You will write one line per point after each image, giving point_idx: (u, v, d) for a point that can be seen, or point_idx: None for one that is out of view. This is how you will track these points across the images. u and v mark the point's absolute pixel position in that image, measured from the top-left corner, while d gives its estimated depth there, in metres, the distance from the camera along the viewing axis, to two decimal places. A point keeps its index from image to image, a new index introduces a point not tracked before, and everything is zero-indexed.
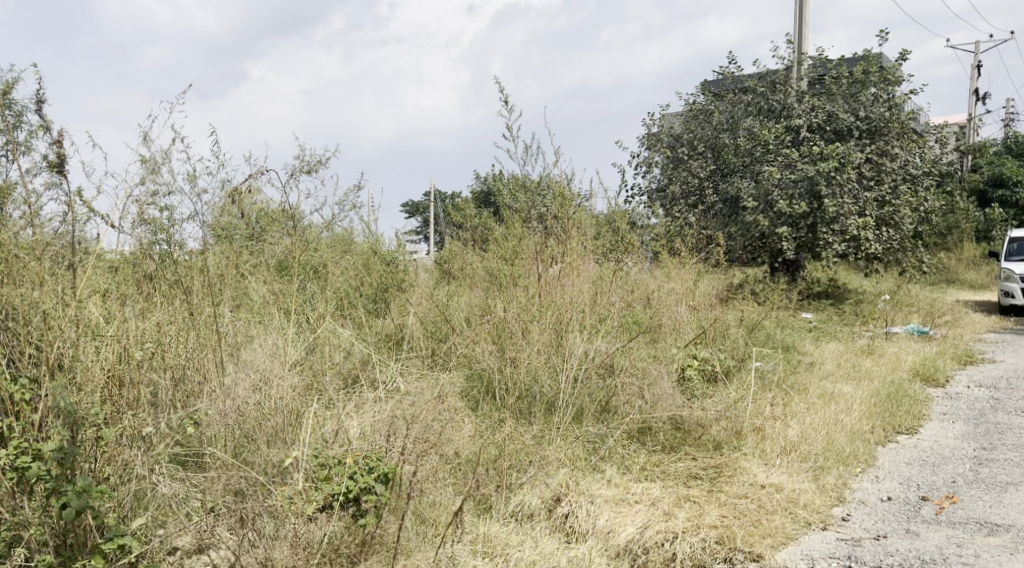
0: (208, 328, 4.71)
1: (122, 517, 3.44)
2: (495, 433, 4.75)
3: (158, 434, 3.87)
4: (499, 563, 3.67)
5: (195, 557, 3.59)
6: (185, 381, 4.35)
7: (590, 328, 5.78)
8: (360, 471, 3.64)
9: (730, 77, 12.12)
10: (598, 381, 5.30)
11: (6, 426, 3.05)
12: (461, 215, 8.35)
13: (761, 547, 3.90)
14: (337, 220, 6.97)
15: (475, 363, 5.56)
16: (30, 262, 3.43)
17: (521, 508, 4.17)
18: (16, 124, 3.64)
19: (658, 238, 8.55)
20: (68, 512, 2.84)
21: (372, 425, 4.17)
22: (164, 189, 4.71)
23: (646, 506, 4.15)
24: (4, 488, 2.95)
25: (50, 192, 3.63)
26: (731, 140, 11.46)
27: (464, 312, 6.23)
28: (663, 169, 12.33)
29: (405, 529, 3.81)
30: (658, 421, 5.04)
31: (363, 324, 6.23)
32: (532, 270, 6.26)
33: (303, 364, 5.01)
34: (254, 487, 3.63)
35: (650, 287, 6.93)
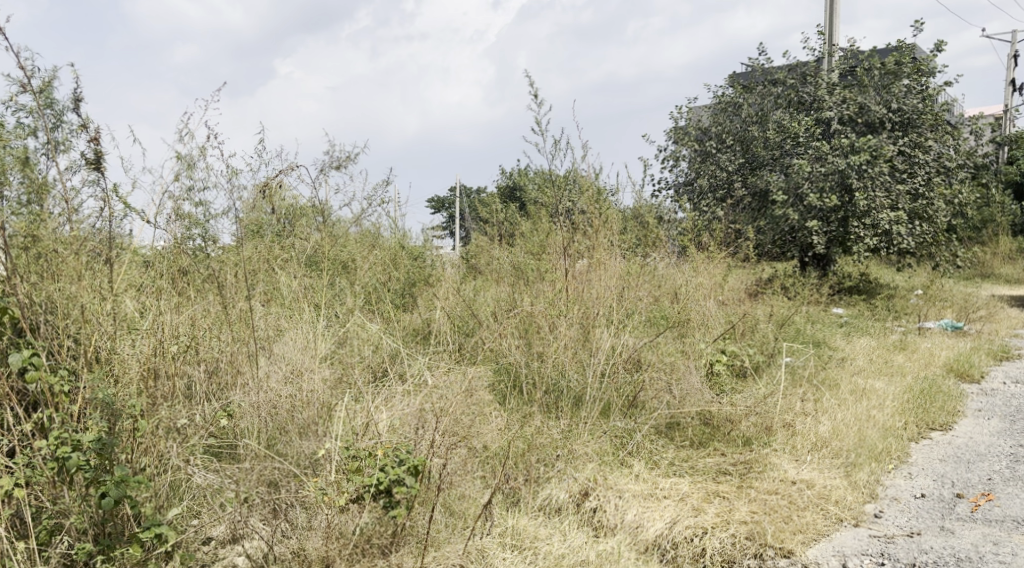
0: (240, 323, 4.78)
1: (158, 507, 3.49)
2: (523, 427, 4.77)
3: (192, 426, 3.94)
4: (528, 556, 3.70)
5: (228, 547, 3.67)
6: (218, 374, 4.44)
7: (617, 323, 5.81)
8: (391, 464, 3.61)
9: (760, 70, 12.01)
10: (625, 376, 5.28)
11: (46, 417, 3.13)
12: (487, 211, 8.38)
13: (792, 543, 3.88)
14: (366, 216, 6.98)
15: (502, 357, 5.58)
16: (68, 257, 3.50)
17: (549, 502, 4.20)
18: (55, 123, 3.68)
19: (685, 232, 8.51)
20: (107, 502, 2.91)
21: (401, 418, 4.21)
22: (199, 185, 4.77)
23: (674, 501, 4.14)
24: (46, 479, 3.05)
25: (87, 188, 3.68)
26: (761, 133, 11.33)
27: (490, 306, 6.28)
28: (691, 163, 12.26)
29: (436, 521, 3.85)
30: (687, 416, 5.01)
31: (391, 318, 6.27)
32: (559, 264, 6.24)
33: (333, 359, 5.06)
34: (288, 478, 3.77)
35: (678, 282, 6.91)
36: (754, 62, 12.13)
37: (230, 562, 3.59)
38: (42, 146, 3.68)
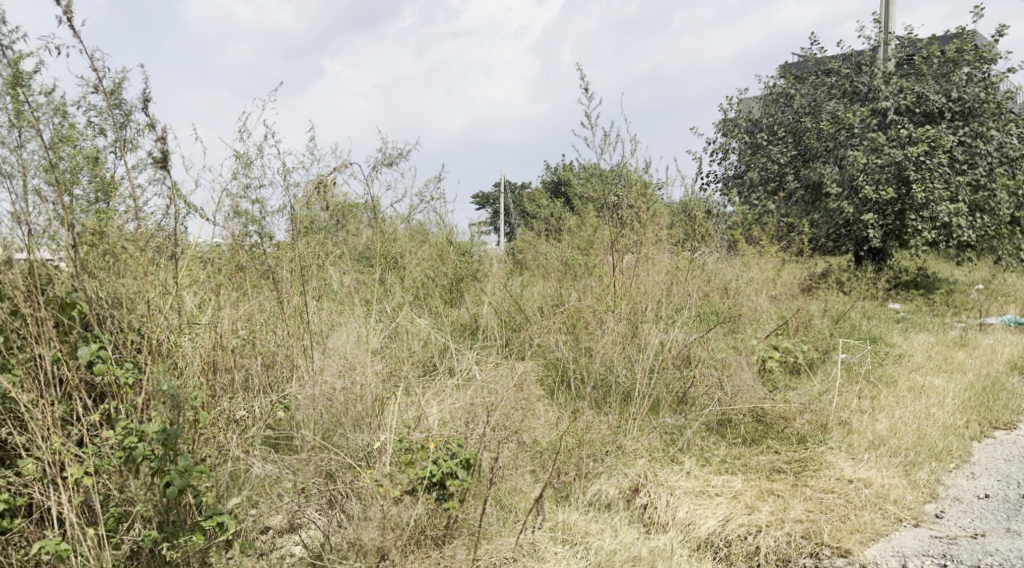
0: (296, 318, 4.89)
1: (219, 497, 3.59)
2: (573, 423, 4.77)
3: (251, 417, 4.04)
4: (579, 550, 3.72)
5: (287, 536, 3.78)
6: (275, 367, 4.56)
7: (666, 318, 5.76)
8: (443, 457, 3.68)
9: (813, 59, 11.77)
10: (675, 371, 5.24)
11: (113, 408, 3.25)
12: (534, 207, 8.40)
13: (849, 543, 3.81)
14: (415, 212, 7.03)
15: (551, 352, 5.59)
16: (135, 254, 3.63)
17: (599, 497, 4.20)
18: (123, 123, 3.80)
19: (735, 226, 8.40)
20: (172, 490, 3.01)
21: (452, 413, 4.25)
22: (256, 183, 4.86)
23: (727, 499, 4.10)
24: (113, 468, 3.17)
25: (153, 187, 3.79)
26: (814, 124, 11.01)
27: (537, 302, 6.29)
28: (741, 156, 12.10)
29: (488, 514, 3.89)
30: (739, 413, 4.91)
31: (440, 313, 6.31)
32: (607, 259, 6.21)
33: (384, 353, 5.13)
34: (344, 468, 3.88)
35: (728, 277, 6.84)
36: (807, 52, 11.88)
37: (288, 551, 3.71)
38: (111, 145, 3.80)
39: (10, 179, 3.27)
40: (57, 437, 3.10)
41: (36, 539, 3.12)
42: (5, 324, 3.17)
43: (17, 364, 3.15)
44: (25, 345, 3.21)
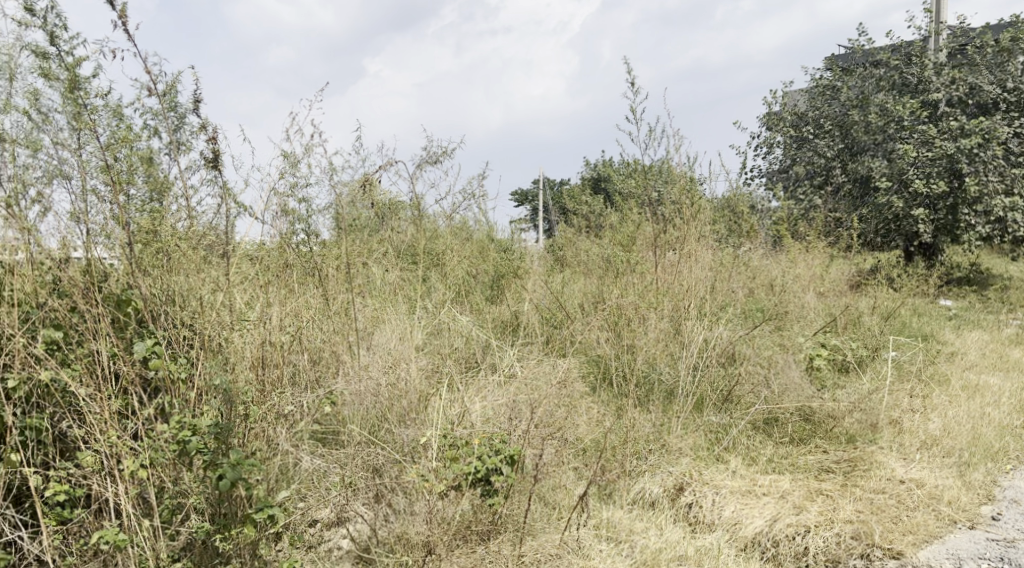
0: (341, 315, 4.96)
1: (270, 490, 3.66)
2: (617, 420, 4.75)
3: (299, 412, 4.11)
4: (624, 549, 3.70)
5: (333, 530, 3.81)
6: (321, 363, 4.63)
7: (710, 315, 5.71)
8: (487, 453, 3.77)
9: (860, 51, 11.54)
10: (718, 369, 5.19)
11: (167, 403, 3.33)
12: (575, 204, 8.38)
13: (901, 544, 3.74)
14: (458, 209, 7.06)
15: (592, 350, 5.57)
16: (187, 252, 3.72)
17: (642, 496, 4.17)
18: (177, 125, 3.89)
19: (780, 221, 8.28)
20: (225, 483, 3.05)
21: (495, 409, 4.32)
22: (303, 182, 4.93)
23: (775, 499, 4.04)
24: (168, 461, 3.22)
25: (205, 187, 3.87)
26: (860, 117, 10.71)
27: (578, 299, 6.29)
28: (786, 150, 11.89)
29: (532, 511, 3.90)
30: (785, 412, 4.86)
31: (481, 310, 6.32)
32: (649, 257, 6.18)
33: (427, 350, 5.16)
34: (391, 464, 3.98)
35: (773, 275, 6.81)
36: (854, 44, 11.65)
37: (336, 544, 3.76)
38: (165, 146, 3.89)
39: (70, 181, 3.40)
40: (114, 430, 3.18)
41: (95, 529, 3.22)
42: (64, 319, 3.26)
43: (76, 359, 3.24)
44: (83, 340, 3.30)
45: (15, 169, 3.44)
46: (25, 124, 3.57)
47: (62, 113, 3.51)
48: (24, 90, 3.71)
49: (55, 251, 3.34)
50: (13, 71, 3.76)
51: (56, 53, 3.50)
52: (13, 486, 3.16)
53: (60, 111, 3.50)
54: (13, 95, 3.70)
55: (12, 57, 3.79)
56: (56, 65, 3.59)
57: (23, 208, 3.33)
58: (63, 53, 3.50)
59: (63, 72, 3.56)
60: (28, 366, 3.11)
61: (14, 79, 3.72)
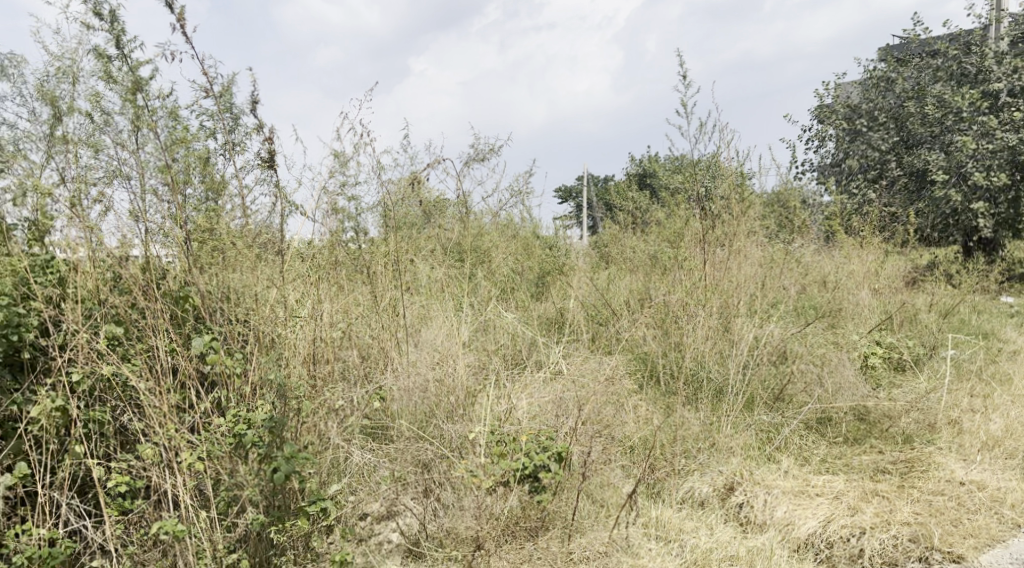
0: (388, 311, 5.03)
1: (322, 483, 3.73)
2: (665, 418, 4.71)
3: (349, 407, 4.17)
4: (674, 547, 3.67)
5: (383, 523, 3.87)
6: (370, 358, 4.71)
7: (762, 312, 5.72)
8: (535, 450, 3.82)
9: (916, 41, 11.22)
10: (769, 368, 5.11)
11: (224, 397, 3.41)
12: (620, 200, 8.34)
13: (962, 548, 3.64)
14: (504, 207, 7.09)
15: (639, 347, 5.53)
16: (243, 250, 3.81)
17: (691, 495, 4.13)
18: (233, 126, 3.99)
19: (832, 216, 8.11)
20: (279, 475, 3.11)
21: (541, 407, 4.32)
22: (352, 181, 5.01)
23: (829, 500, 3.97)
24: (225, 453, 3.27)
25: (259, 187, 3.96)
26: (917, 108, 10.52)
27: (624, 296, 6.26)
28: (839, 143, 11.65)
29: (580, 509, 3.89)
30: (839, 411, 4.78)
31: (527, 307, 6.30)
32: (696, 253, 6.07)
33: (473, 346, 5.18)
34: (440, 459, 4.00)
35: (826, 270, 6.83)
36: (910, 34, 11.33)
37: (386, 537, 3.80)
38: (221, 147, 3.99)
39: (129, 181, 3.51)
40: (172, 423, 3.27)
41: (154, 519, 3.30)
42: (125, 316, 3.36)
43: (137, 354, 3.34)
44: (143, 335, 3.39)
45: (78, 170, 3.56)
46: (88, 126, 3.70)
47: (123, 115, 3.63)
48: (86, 94, 3.83)
49: (116, 250, 3.44)
50: (77, 75, 3.89)
51: (118, 57, 3.62)
52: (77, 477, 3.27)
53: (121, 113, 3.61)
54: (76, 98, 3.83)
55: (76, 61, 3.93)
56: (117, 69, 3.71)
57: (85, 207, 3.44)
58: (125, 57, 3.62)
59: (123, 75, 3.68)
60: (90, 361, 3.20)
61: (77, 83, 3.85)
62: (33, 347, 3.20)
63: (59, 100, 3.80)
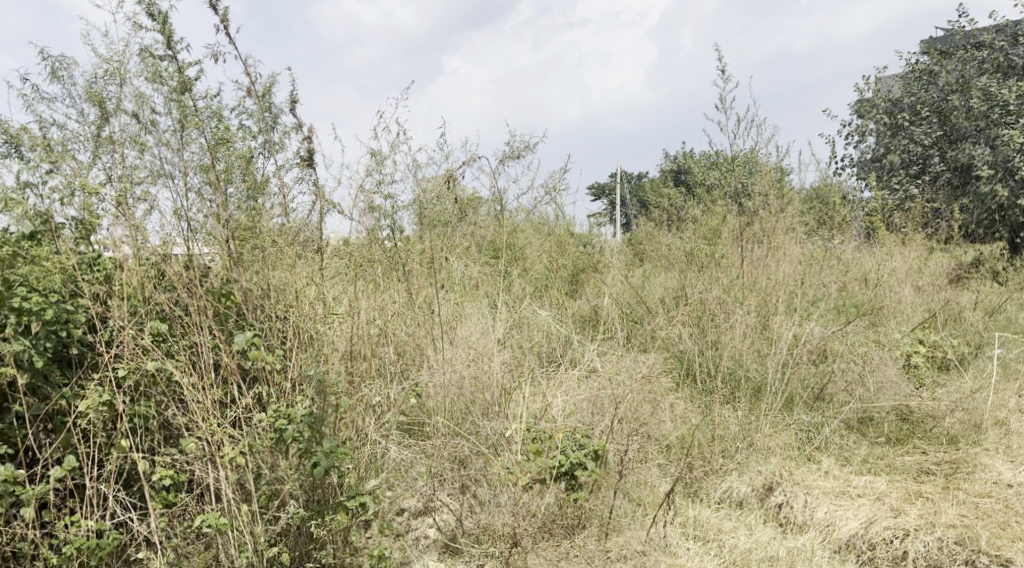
0: (423, 309, 5.06)
1: (361, 478, 3.77)
2: (702, 417, 4.66)
3: (386, 403, 4.21)
4: (712, 547, 3.65)
5: (420, 519, 3.96)
6: (407, 355, 4.75)
7: (802, 311, 5.66)
8: (571, 447, 3.80)
9: (962, 32, 10.91)
10: (809, 366, 5.04)
11: (265, 393, 3.46)
12: (655, 197, 8.29)
13: (1010, 552, 3.49)
14: (539, 204, 7.09)
15: (674, 346, 5.50)
16: (283, 247, 3.87)
17: (729, 495, 4.10)
18: (273, 125, 4.04)
19: (873, 212, 7.97)
20: (319, 470, 3.16)
21: (576, 404, 4.32)
22: (389, 179, 5.05)
23: (870, 501, 3.90)
24: (266, 448, 3.31)
25: (299, 185, 4.01)
26: (963, 102, 10.17)
27: (659, 293, 6.23)
28: (880, 138, 11.45)
29: (618, 507, 3.88)
30: (881, 411, 4.70)
31: (562, 303, 6.29)
32: (735, 252, 6.24)
33: (509, 342, 5.17)
34: (476, 456, 4.02)
35: (867, 266, 6.74)
36: (954, 25, 11.04)
37: (422, 533, 3.87)
38: (262, 145, 4.05)
39: (173, 180, 3.58)
40: (214, 418, 3.32)
41: (198, 513, 3.37)
42: (169, 313, 3.43)
43: (181, 350, 3.41)
44: (186, 331, 3.45)
45: (124, 169, 3.63)
46: (134, 126, 3.77)
47: (167, 115, 3.69)
48: (132, 94, 3.91)
49: (160, 248, 3.51)
50: (124, 76, 3.98)
51: (164, 57, 3.69)
52: (124, 470, 3.35)
53: (166, 113, 3.68)
54: (123, 99, 3.91)
55: (123, 62, 4.02)
56: (162, 70, 3.79)
57: (131, 206, 3.51)
58: (170, 58, 3.69)
59: (168, 75, 3.75)
60: (136, 357, 3.26)
61: (123, 83, 3.93)
62: (81, 343, 3.28)
63: (106, 101, 3.89)
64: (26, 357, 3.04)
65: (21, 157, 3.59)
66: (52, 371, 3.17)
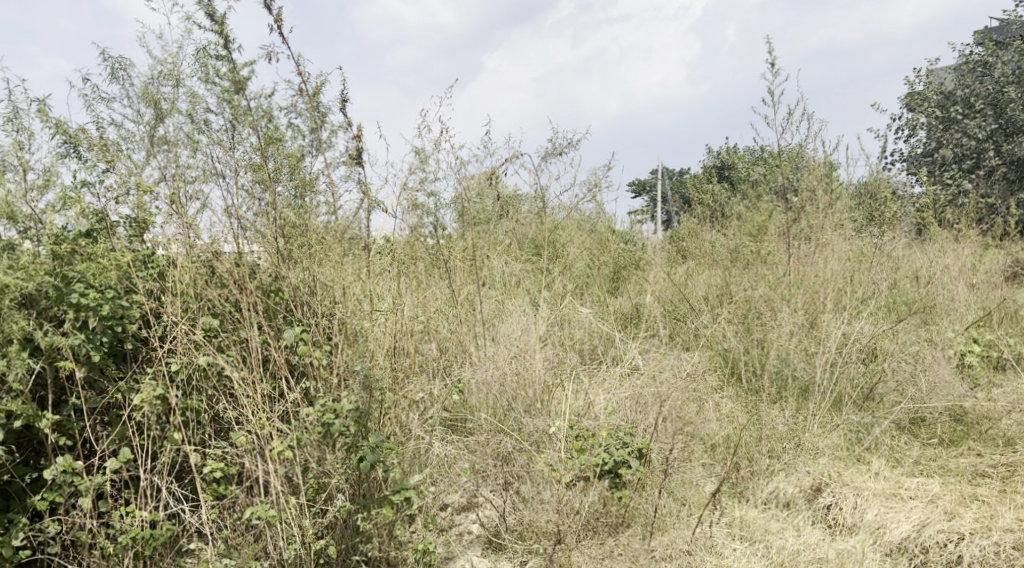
0: (466, 306, 5.09)
1: (405, 473, 3.80)
2: (747, 416, 4.60)
3: (429, 399, 4.24)
4: (759, 548, 3.60)
5: (463, 515, 3.95)
6: (449, 352, 4.78)
7: (850, 309, 5.54)
8: (615, 446, 3.85)
9: (1019, 22, 10.57)
10: (858, 366, 4.95)
11: (313, 387, 3.49)
12: (699, 193, 8.20)
13: None
14: (581, 201, 7.07)
15: (719, 344, 5.44)
16: (330, 245, 3.93)
17: (776, 495, 4.04)
18: (322, 124, 4.11)
19: (924, 208, 7.76)
20: (365, 464, 3.19)
21: (619, 401, 4.30)
22: (432, 176, 5.08)
23: (923, 503, 3.81)
24: (313, 442, 3.34)
25: (346, 183, 4.07)
26: (1019, 94, 9.89)
27: (702, 290, 6.17)
28: (931, 132, 11.14)
29: (663, 505, 3.86)
30: (933, 412, 4.59)
31: (603, 300, 6.26)
32: (782, 250, 6.17)
33: (550, 340, 5.17)
34: (520, 452, 4.01)
35: (918, 263, 6.57)
36: (1011, 15, 10.70)
37: (466, 528, 3.87)
38: (311, 144, 4.12)
39: (223, 179, 3.66)
40: (264, 412, 3.36)
41: (246, 505, 3.42)
42: (222, 309, 3.50)
43: (232, 345, 3.48)
44: (236, 327, 3.53)
45: (178, 168, 3.71)
46: (188, 126, 3.86)
47: (220, 114, 3.77)
48: (185, 94, 4.00)
49: (212, 246, 3.58)
50: (178, 77, 4.08)
51: (218, 58, 3.77)
52: (176, 463, 3.42)
53: (219, 113, 3.76)
54: (177, 99, 4.01)
55: (177, 64, 4.11)
56: (216, 70, 3.87)
57: (184, 204, 3.58)
58: (224, 59, 3.77)
59: (222, 75, 3.83)
60: (189, 352, 3.33)
61: (177, 84, 4.03)
62: (137, 338, 3.36)
63: (161, 102, 3.98)
64: (83, 351, 3.13)
65: (79, 157, 3.69)
66: (108, 364, 3.26)
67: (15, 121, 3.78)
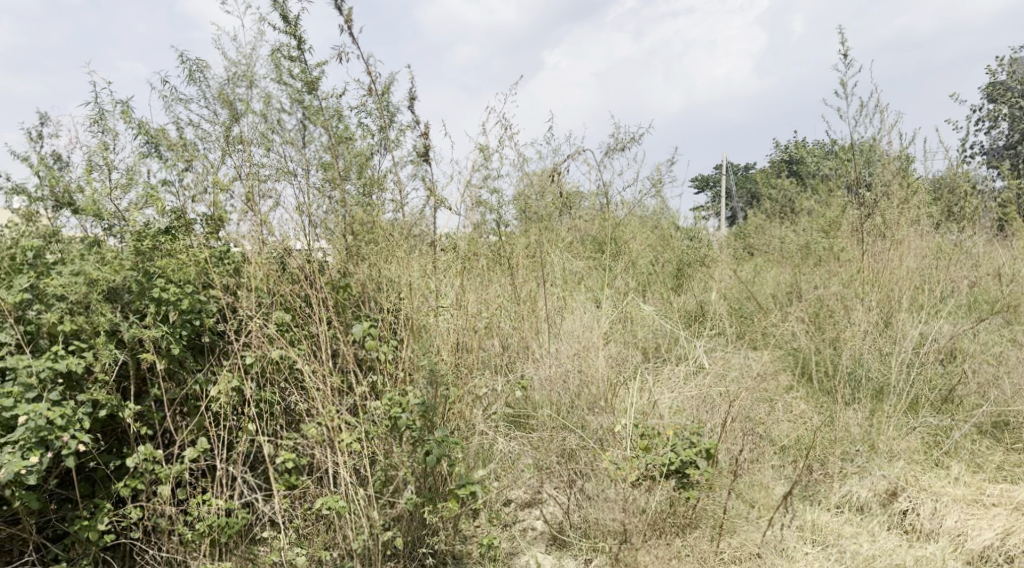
0: (530, 302, 5.09)
1: (470, 468, 3.84)
2: (817, 417, 4.50)
3: (494, 395, 4.26)
4: (831, 553, 3.51)
5: (527, 511, 3.98)
6: (513, 348, 4.80)
7: (927, 307, 5.35)
8: (682, 445, 3.82)
9: None
10: (936, 368, 4.79)
11: (380, 382, 3.57)
12: (767, 189, 8.03)
13: None
14: (645, 197, 7.01)
15: (788, 343, 5.32)
16: (397, 241, 3.99)
17: (849, 499, 3.92)
18: (390, 122, 4.18)
19: (1008, 203, 7.43)
20: (432, 458, 3.24)
21: (685, 400, 4.26)
22: (497, 174, 5.11)
23: (1007, 511, 3.66)
24: (381, 435, 3.40)
25: (414, 181, 4.12)
26: None
27: (770, 289, 6.06)
28: (1014, 123, 10.63)
29: (730, 506, 3.81)
30: (1019, 415, 4.36)
31: (667, 298, 6.17)
32: (854, 247, 6.00)
33: (614, 337, 5.13)
34: (584, 449, 3.99)
35: (1001, 260, 6.29)
36: None
37: (530, 524, 3.89)
38: (380, 143, 4.19)
39: (295, 178, 3.73)
40: (333, 405, 3.44)
41: (316, 496, 3.49)
42: (294, 304, 3.60)
43: (303, 339, 3.56)
44: (307, 321, 3.61)
45: (252, 167, 3.83)
46: (262, 125, 3.98)
47: (293, 114, 3.87)
48: (260, 94, 4.12)
49: (285, 243, 3.68)
50: (253, 78, 4.20)
51: (292, 59, 3.87)
52: (250, 453, 3.52)
53: (292, 112, 3.86)
54: (252, 99, 4.13)
55: (252, 65, 4.23)
56: (289, 71, 3.97)
57: (259, 202, 3.69)
58: (297, 59, 3.87)
59: (294, 76, 3.94)
60: (263, 346, 3.43)
61: (252, 85, 4.15)
62: (214, 332, 3.48)
63: (237, 103, 4.11)
64: (164, 344, 3.27)
65: (161, 156, 3.83)
66: (187, 357, 3.38)
67: (102, 123, 3.96)
